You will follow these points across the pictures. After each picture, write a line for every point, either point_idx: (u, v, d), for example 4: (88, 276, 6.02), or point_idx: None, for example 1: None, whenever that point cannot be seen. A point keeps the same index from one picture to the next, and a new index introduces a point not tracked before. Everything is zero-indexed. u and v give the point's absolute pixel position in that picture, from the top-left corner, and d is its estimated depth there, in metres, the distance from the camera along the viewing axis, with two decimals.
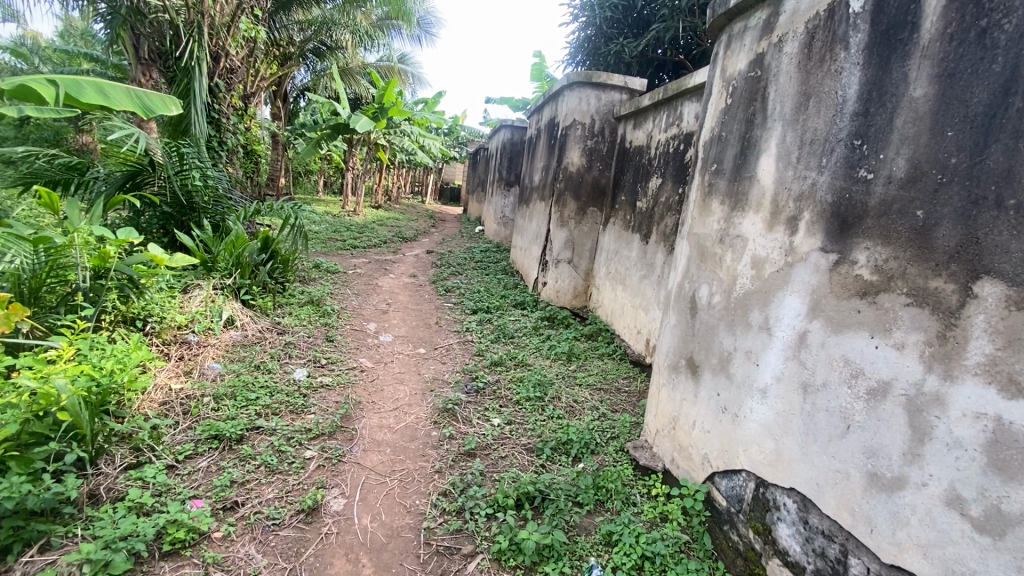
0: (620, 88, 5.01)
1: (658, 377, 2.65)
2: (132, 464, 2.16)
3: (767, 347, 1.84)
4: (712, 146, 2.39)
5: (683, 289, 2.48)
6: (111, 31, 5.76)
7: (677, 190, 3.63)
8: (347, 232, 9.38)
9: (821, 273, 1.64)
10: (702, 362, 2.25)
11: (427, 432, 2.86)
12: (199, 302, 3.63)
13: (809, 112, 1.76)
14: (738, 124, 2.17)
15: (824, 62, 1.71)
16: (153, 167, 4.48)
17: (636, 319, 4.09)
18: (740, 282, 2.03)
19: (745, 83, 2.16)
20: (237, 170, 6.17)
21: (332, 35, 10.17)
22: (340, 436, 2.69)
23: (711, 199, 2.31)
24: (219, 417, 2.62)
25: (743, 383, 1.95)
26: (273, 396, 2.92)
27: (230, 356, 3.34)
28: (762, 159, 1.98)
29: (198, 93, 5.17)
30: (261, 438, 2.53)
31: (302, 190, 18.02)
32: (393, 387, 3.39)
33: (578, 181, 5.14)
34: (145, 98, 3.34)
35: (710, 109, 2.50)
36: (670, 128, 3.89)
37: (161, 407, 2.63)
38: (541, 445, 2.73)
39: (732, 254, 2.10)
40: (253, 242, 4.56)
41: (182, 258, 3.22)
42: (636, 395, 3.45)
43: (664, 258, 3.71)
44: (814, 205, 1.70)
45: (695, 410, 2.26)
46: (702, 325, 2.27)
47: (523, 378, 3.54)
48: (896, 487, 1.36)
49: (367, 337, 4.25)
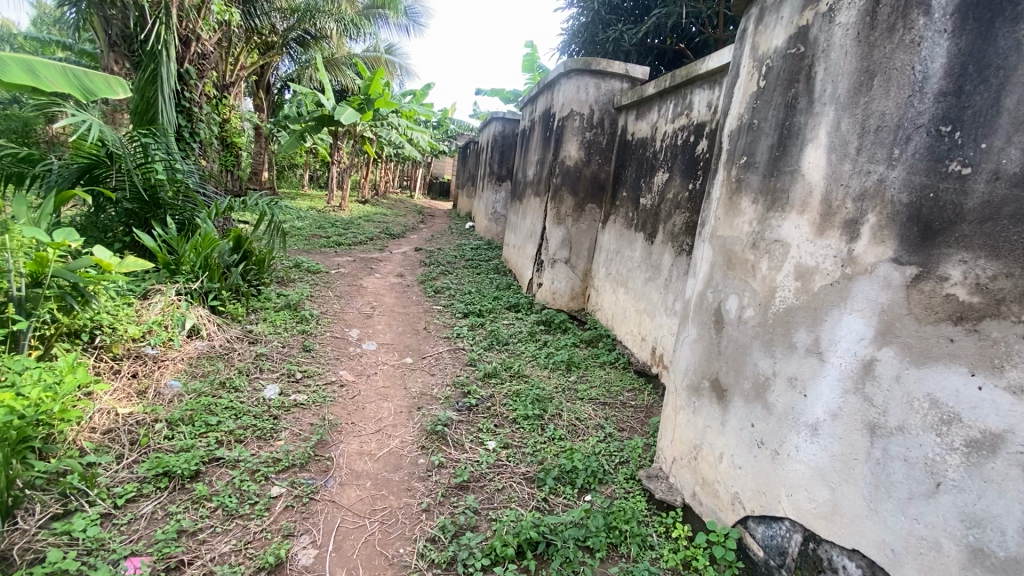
0: (620, 76, 4.69)
1: (675, 398, 2.33)
2: (58, 514, 1.83)
3: (818, 376, 1.54)
4: (739, 135, 2.07)
5: (705, 299, 2.17)
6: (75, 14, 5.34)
7: (687, 185, 3.33)
8: (332, 228, 8.98)
9: (894, 290, 1.37)
10: (730, 386, 1.94)
11: (414, 459, 2.53)
12: (158, 309, 3.27)
13: (873, 92, 1.47)
14: (775, 110, 1.86)
15: (895, 31, 1.42)
16: (111, 160, 4.03)
17: (640, 325, 3.78)
18: (781, 294, 1.72)
19: (782, 61, 1.85)
20: (211, 163, 5.76)
21: (316, 23, 9.74)
22: (312, 468, 2.35)
23: (741, 197, 1.99)
24: (172, 449, 2.28)
25: (786, 416, 1.65)
26: (238, 420, 2.58)
27: (192, 372, 2.99)
28: (807, 150, 1.67)
29: (165, 79, 4.74)
30: (220, 472, 2.20)
31: (286, 184, 17.53)
32: (376, 405, 3.05)
33: (576, 176, 4.82)
34: (84, 79, 3.11)
35: (735, 94, 2.17)
36: (679, 118, 3.57)
37: (104, 437, 2.28)
38: (543, 474, 2.42)
39: (768, 262, 1.79)
40: (224, 241, 4.20)
41: (137, 264, 2.84)
42: (644, 411, 3.16)
43: (672, 260, 3.41)
44: (882, 206, 1.42)
45: (722, 441, 1.96)
46: (731, 343, 1.96)
47: (520, 393, 3.22)
48: (1010, 569, 1.15)
49: (348, 345, 3.90)
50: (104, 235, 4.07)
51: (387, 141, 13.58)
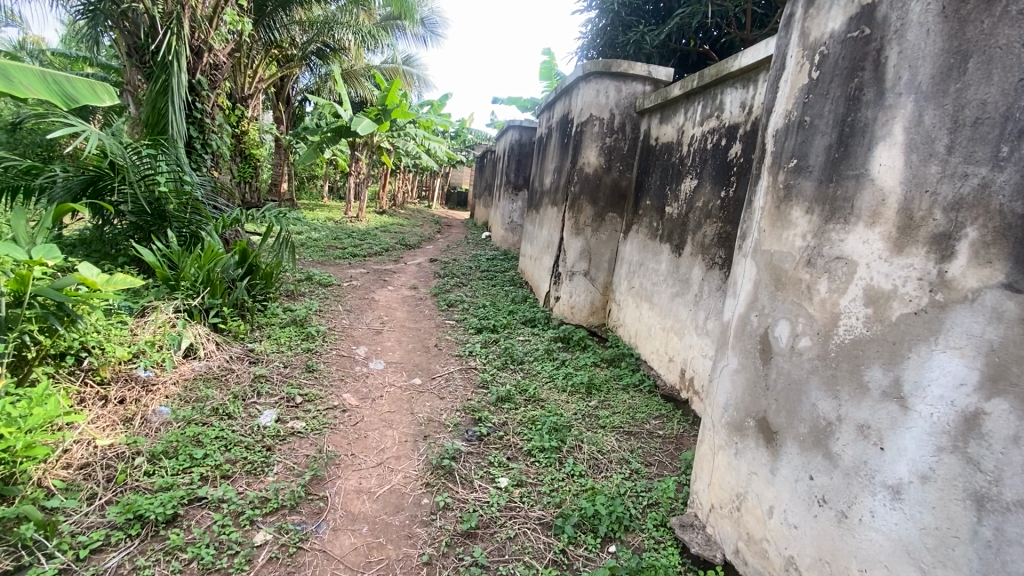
0: (643, 78, 4.43)
1: (712, 436, 2.04)
2: (8, 572, 1.62)
3: (900, 427, 1.27)
4: (787, 135, 1.78)
5: (747, 324, 1.87)
6: (89, 25, 5.28)
7: (719, 193, 3.05)
8: (347, 239, 8.85)
9: (1006, 324, 1.11)
10: (782, 429, 1.65)
11: (417, 500, 2.27)
12: (152, 328, 3.09)
13: (967, 77, 1.21)
14: (833, 103, 1.58)
15: (996, 2, 1.17)
16: (114, 171, 3.87)
17: (667, 345, 3.49)
18: (846, 322, 1.45)
19: (841, 48, 1.57)
20: (223, 175, 5.65)
21: (335, 34, 9.68)
22: (303, 510, 2.12)
23: (791, 206, 1.71)
24: (149, 488, 2.07)
25: (856, 472, 1.37)
26: (227, 453, 2.36)
27: (184, 396, 2.80)
28: (878, 150, 1.40)
29: (176, 90, 4.62)
30: (201, 515, 1.98)
31: (306, 195, 17.65)
32: (379, 433, 2.81)
33: (596, 184, 4.56)
34: (64, 84, 3.58)
35: (780, 87, 1.88)
36: (708, 121, 3.29)
37: (77, 473, 2.10)
38: (561, 520, 2.14)
39: (828, 284, 1.52)
40: (228, 255, 4.05)
41: (127, 282, 2.57)
42: (673, 442, 2.86)
43: (702, 274, 3.13)
44: (986, 218, 1.16)
45: (771, 493, 1.68)
46: (782, 377, 1.67)
47: (536, 420, 2.95)
48: None
49: (353, 364, 3.68)
50: (109, 250, 3.96)
51: (404, 151, 13.54)
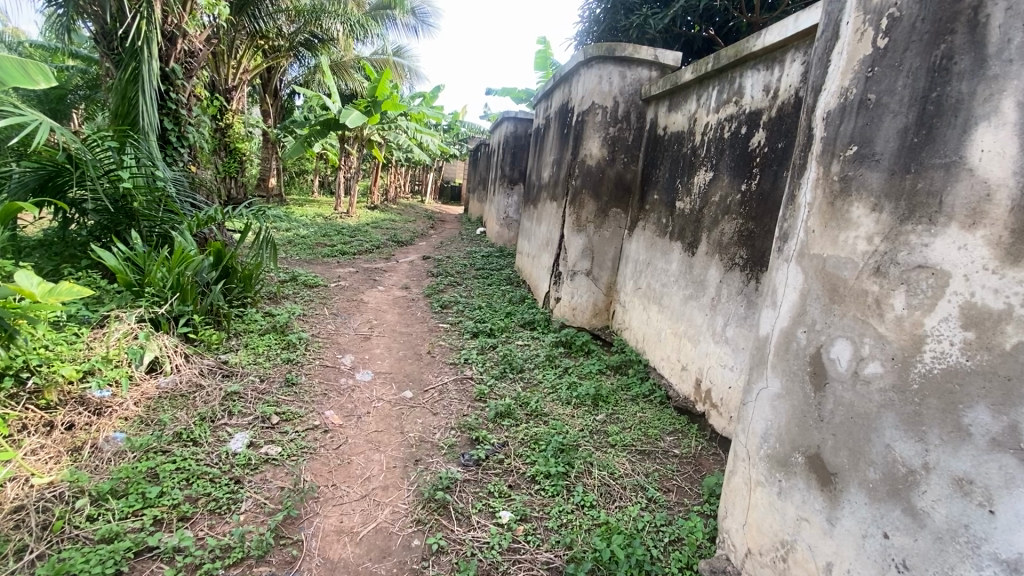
0: (648, 63, 4.11)
1: (746, 469, 1.75)
2: None
3: (1020, 487, 1.04)
4: (842, 117, 1.47)
5: (792, 341, 1.57)
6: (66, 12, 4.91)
7: (738, 186, 2.76)
8: (336, 237, 8.52)
9: None
10: (842, 470, 1.37)
11: (406, 542, 1.98)
12: (110, 341, 2.77)
13: None
14: (909, 75, 1.28)
15: None
16: (75, 165, 3.51)
17: (679, 352, 3.21)
18: (934, 348, 1.18)
19: (920, 7, 1.26)
20: (202, 170, 5.29)
21: (324, 24, 9.28)
22: (274, 560, 1.82)
23: (849, 202, 1.41)
24: (91, 538, 1.76)
25: (956, 536, 1.12)
26: (187, 488, 2.06)
27: (144, 419, 2.50)
28: (980, 135, 1.12)
29: (148, 79, 4.20)
30: (152, 571, 1.69)
31: (296, 190, 17.25)
32: (364, 458, 2.51)
33: (598, 176, 4.25)
34: None
35: (831, 61, 1.57)
36: (725, 107, 2.99)
37: (6, 521, 1.79)
38: (573, 566, 1.85)
39: (905, 298, 1.24)
40: (202, 257, 3.73)
41: (72, 292, 2.22)
42: (690, 464, 2.59)
43: (719, 276, 2.84)
44: None
45: (829, 547, 1.40)
46: (841, 409, 1.39)
47: (540, 440, 2.66)
48: None
49: (338, 375, 3.37)
50: (73, 251, 3.64)
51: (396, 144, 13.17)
